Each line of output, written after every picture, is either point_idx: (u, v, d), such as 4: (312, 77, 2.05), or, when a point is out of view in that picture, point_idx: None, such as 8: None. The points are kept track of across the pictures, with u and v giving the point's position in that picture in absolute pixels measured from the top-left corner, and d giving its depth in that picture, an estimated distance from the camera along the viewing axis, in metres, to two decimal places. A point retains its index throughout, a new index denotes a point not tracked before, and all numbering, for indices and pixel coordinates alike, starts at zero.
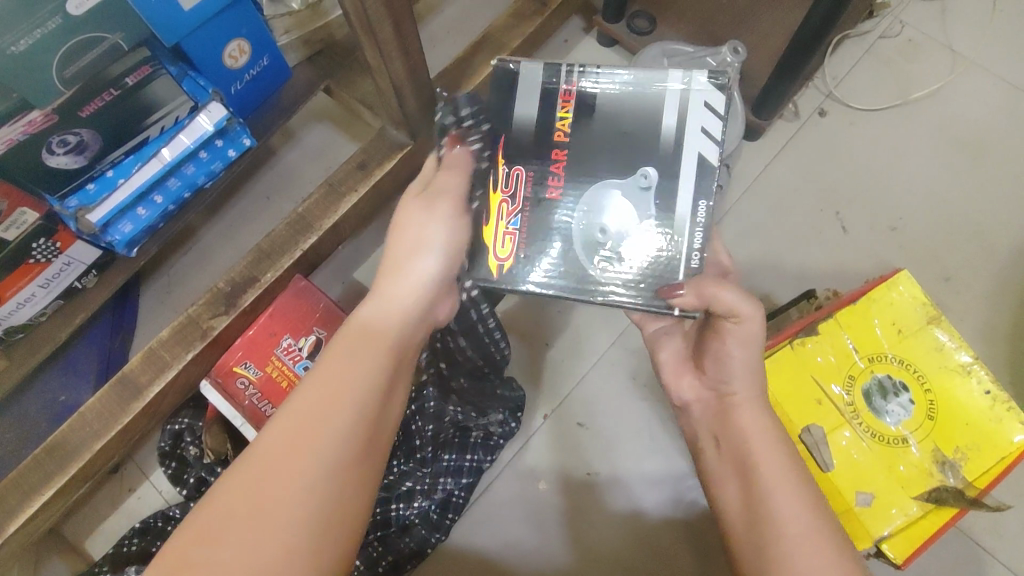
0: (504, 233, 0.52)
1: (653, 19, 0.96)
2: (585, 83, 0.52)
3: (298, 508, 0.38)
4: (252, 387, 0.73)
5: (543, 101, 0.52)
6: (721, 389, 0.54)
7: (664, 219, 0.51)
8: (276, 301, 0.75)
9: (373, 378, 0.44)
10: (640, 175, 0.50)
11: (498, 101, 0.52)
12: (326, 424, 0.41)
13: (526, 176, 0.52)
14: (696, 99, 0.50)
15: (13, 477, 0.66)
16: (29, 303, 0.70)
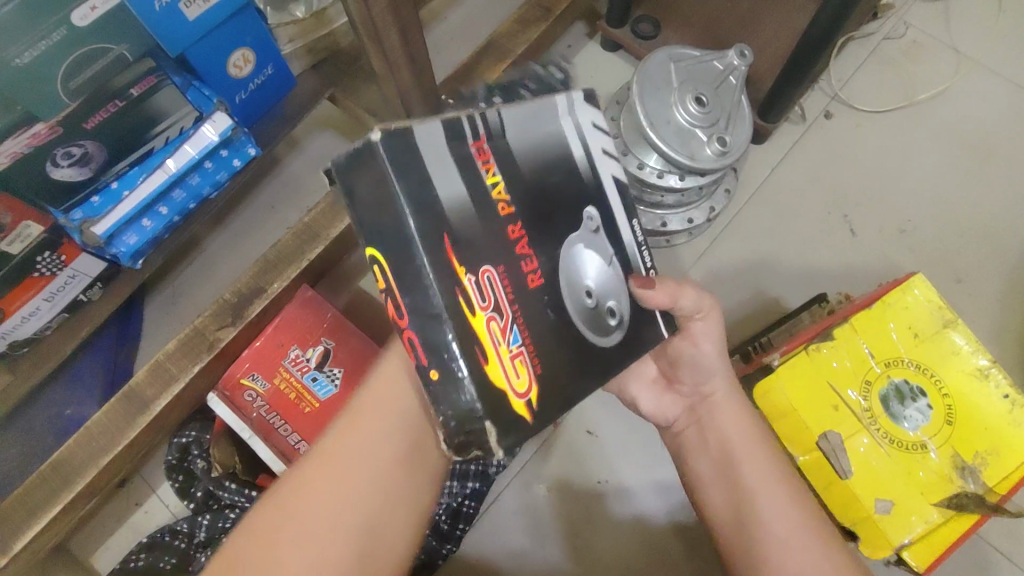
0: (506, 358, 0.36)
1: (657, 23, 0.96)
2: (492, 131, 0.39)
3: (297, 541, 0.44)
4: (260, 399, 0.72)
5: (463, 170, 0.37)
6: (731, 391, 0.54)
7: (625, 262, 0.43)
8: (283, 312, 0.74)
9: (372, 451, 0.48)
10: (592, 216, 0.41)
11: (395, 174, 0.35)
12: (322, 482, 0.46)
13: (487, 285, 0.36)
14: (588, 123, 0.42)
15: (18, 494, 0.65)
16: (34, 317, 0.69)
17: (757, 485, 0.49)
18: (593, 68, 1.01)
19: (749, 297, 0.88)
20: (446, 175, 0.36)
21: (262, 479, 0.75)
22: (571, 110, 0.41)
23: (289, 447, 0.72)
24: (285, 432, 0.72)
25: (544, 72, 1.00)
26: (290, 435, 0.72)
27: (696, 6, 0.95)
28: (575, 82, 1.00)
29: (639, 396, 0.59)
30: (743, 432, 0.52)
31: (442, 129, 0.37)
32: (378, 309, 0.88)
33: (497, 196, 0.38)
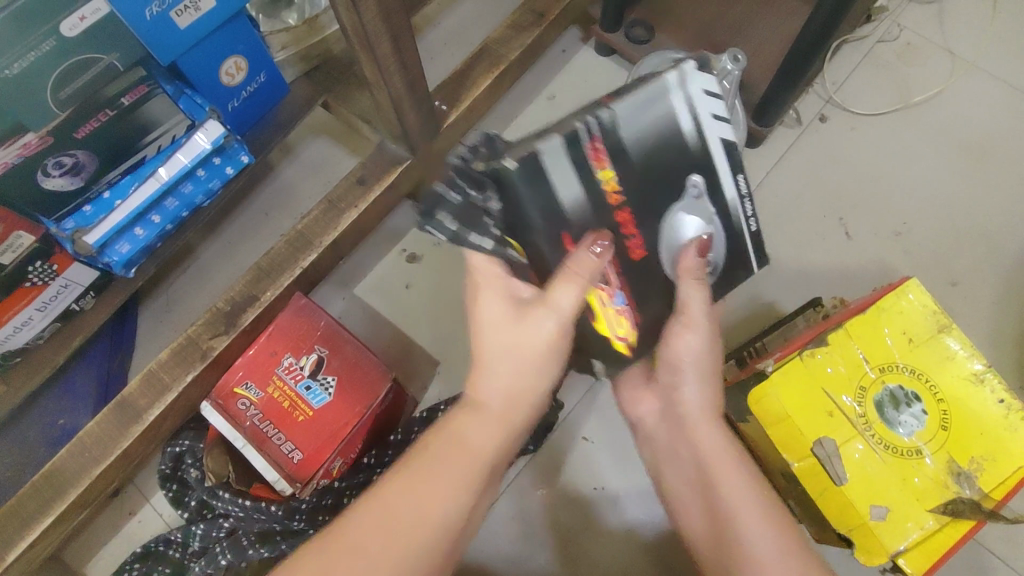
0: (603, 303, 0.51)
1: (651, 27, 0.96)
2: (605, 129, 0.45)
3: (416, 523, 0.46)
4: (254, 408, 0.72)
5: (579, 173, 0.45)
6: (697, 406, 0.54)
7: (724, 214, 0.50)
8: (277, 319, 0.73)
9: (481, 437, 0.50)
10: (694, 182, 0.48)
11: (524, 186, 0.44)
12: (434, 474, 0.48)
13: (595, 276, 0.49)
14: (699, 90, 0.46)
15: (11, 505, 0.65)
16: (26, 327, 0.69)
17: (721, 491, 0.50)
18: (587, 72, 1.00)
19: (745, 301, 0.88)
20: (569, 185, 0.45)
21: (257, 489, 0.72)
22: (683, 86, 0.46)
23: (283, 456, 0.71)
24: (279, 440, 0.72)
25: (539, 77, 1.00)
26: (284, 444, 0.71)
27: (690, 11, 0.95)
28: (570, 86, 0.99)
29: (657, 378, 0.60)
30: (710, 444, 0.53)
31: (563, 141, 0.44)
32: (373, 316, 0.88)
33: (606, 188, 0.46)
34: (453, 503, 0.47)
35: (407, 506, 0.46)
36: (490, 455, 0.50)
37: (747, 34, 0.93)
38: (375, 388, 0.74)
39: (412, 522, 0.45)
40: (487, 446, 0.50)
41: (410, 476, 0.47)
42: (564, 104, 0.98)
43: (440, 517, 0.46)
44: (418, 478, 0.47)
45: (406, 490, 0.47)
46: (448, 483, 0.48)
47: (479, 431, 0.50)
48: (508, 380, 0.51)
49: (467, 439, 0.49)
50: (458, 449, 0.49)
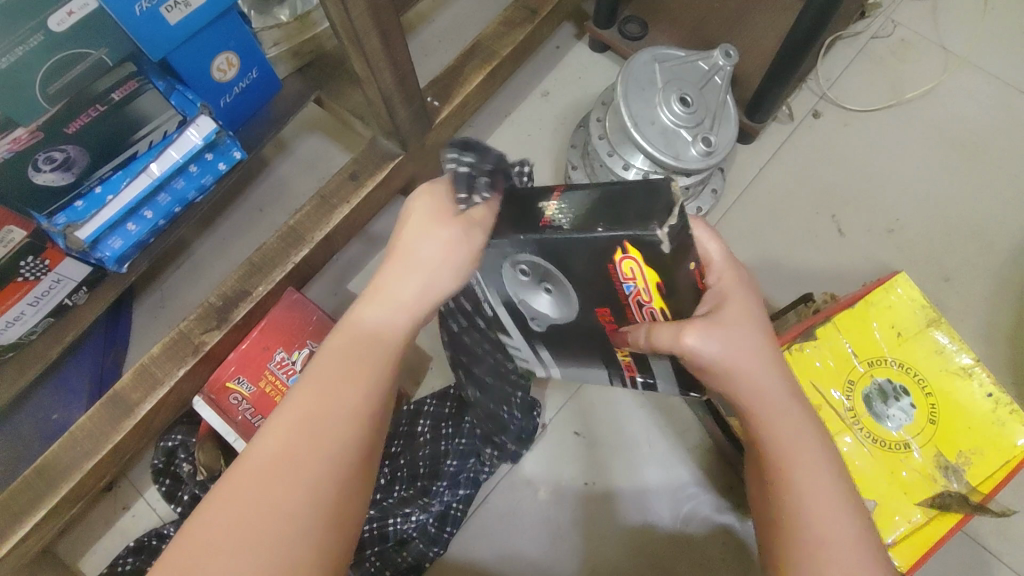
0: (632, 281, 0.42)
1: (645, 24, 0.97)
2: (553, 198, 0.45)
3: (288, 493, 0.36)
4: (245, 402, 0.73)
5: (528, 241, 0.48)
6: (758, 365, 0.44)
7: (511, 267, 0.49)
8: (269, 315, 0.74)
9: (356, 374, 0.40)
10: (536, 323, 0.55)
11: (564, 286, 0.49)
12: (311, 435, 0.37)
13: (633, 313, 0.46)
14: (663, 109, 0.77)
15: (3, 499, 0.65)
16: (18, 322, 0.69)
17: (787, 463, 0.42)
18: (582, 68, 1.01)
19: None
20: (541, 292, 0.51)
21: None
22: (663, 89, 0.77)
23: None
24: None
25: (532, 74, 1.00)
26: None
27: (685, 8, 0.96)
28: (564, 82, 1.00)
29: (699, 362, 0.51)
30: (776, 405, 0.43)
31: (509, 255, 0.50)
32: None
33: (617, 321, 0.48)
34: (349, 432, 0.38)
35: (286, 443, 0.37)
36: (385, 337, 0.42)
37: (739, 31, 0.93)
38: None
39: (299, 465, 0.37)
40: (388, 333, 0.42)
41: (294, 395, 0.39)
42: (557, 100, 0.99)
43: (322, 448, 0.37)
44: (305, 400, 0.39)
45: (294, 426, 0.38)
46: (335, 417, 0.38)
47: (382, 314, 0.43)
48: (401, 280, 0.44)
49: (364, 327, 0.42)
50: (344, 363, 0.40)
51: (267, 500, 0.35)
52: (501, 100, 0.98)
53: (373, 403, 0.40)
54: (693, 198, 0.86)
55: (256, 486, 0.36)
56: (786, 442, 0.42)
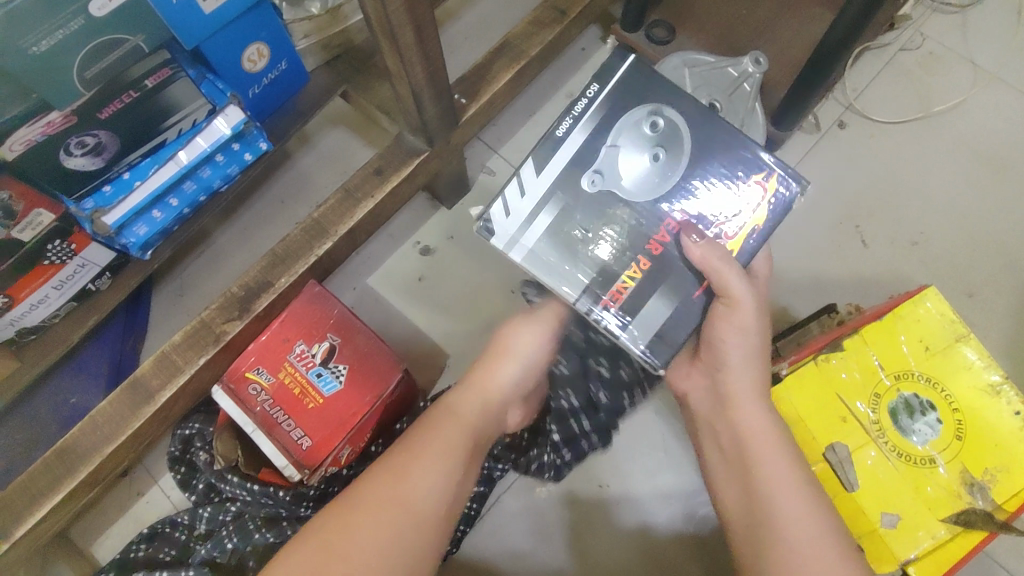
0: (741, 209, 0.55)
1: (672, 28, 0.97)
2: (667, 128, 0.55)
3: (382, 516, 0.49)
4: (265, 393, 0.72)
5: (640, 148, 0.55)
6: (745, 382, 0.58)
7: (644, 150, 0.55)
8: (290, 306, 0.73)
9: (439, 448, 0.55)
10: (590, 179, 0.54)
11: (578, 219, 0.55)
12: (406, 478, 0.52)
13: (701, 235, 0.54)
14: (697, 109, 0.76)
15: (22, 481, 0.66)
16: (42, 305, 0.70)
17: (763, 483, 0.54)
18: None
19: None
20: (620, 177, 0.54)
21: (265, 472, 0.72)
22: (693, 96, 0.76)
23: (292, 443, 0.70)
24: (288, 426, 0.70)
25: (557, 75, 1.00)
26: (293, 430, 0.70)
27: (712, 15, 0.96)
28: (588, 84, 1.00)
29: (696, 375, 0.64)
30: (755, 423, 0.57)
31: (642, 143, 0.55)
32: (384, 306, 0.88)
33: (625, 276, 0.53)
34: (445, 475, 0.53)
35: (407, 477, 0.52)
36: (476, 422, 0.59)
37: (766, 40, 0.93)
38: (385, 379, 0.72)
39: (395, 496, 0.51)
40: (472, 415, 0.59)
41: (398, 453, 0.54)
42: None
43: (427, 483, 0.52)
44: (414, 451, 0.54)
45: (401, 468, 0.52)
46: (429, 471, 0.53)
47: (469, 408, 0.60)
48: (498, 381, 0.63)
49: (457, 409, 0.59)
50: (438, 429, 0.56)
51: (381, 505, 0.50)
52: (525, 100, 0.98)
53: (456, 456, 0.55)
54: None
55: (379, 501, 0.50)
56: (765, 465, 0.55)
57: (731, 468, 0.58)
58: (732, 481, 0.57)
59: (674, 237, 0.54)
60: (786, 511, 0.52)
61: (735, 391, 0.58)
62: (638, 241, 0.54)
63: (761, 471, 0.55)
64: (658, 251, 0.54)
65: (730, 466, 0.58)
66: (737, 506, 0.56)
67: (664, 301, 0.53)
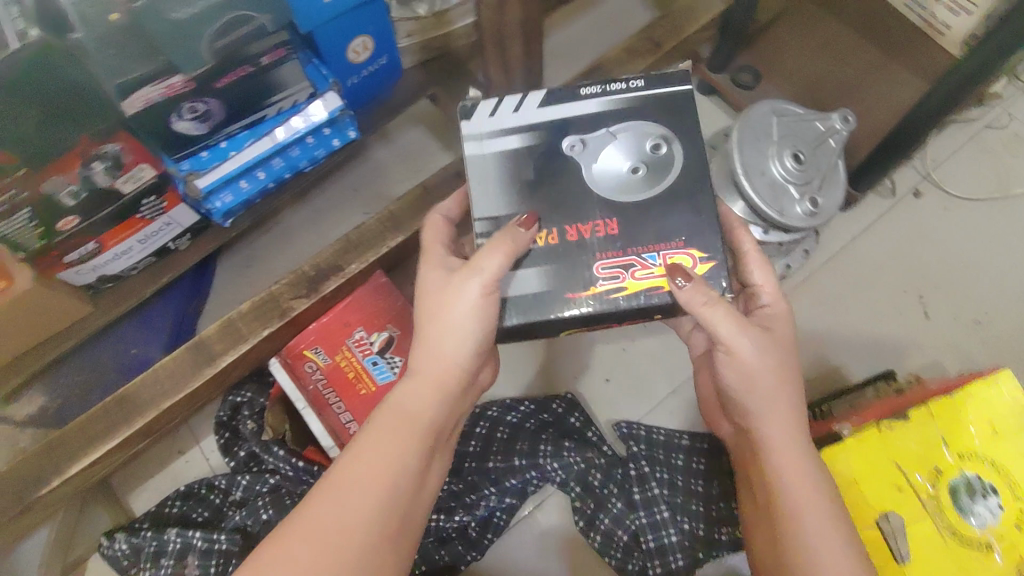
0: (666, 264, 0.51)
1: (758, 75, 0.99)
2: (664, 158, 0.52)
3: (340, 537, 0.44)
4: (319, 372, 0.73)
5: (630, 152, 0.52)
6: (779, 434, 0.52)
7: (630, 159, 0.52)
8: (356, 294, 0.76)
9: (393, 449, 0.49)
10: (570, 142, 0.53)
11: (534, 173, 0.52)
12: (364, 489, 0.46)
13: (616, 255, 0.51)
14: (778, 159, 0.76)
15: (79, 422, 0.68)
16: (125, 256, 0.72)
17: (803, 524, 0.49)
18: None
19: (810, 360, 0.87)
20: (595, 160, 0.52)
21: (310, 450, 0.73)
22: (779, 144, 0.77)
23: (340, 426, 0.71)
24: (338, 409, 0.72)
25: None
26: (343, 414, 0.72)
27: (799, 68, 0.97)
28: None
29: (713, 414, 0.63)
30: (789, 463, 0.51)
31: (639, 153, 0.52)
32: None
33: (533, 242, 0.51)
34: (399, 460, 0.48)
35: (354, 480, 0.47)
36: (434, 414, 0.51)
37: (851, 100, 0.94)
38: None
39: (356, 514, 0.45)
40: (428, 401, 0.51)
41: (346, 462, 0.48)
42: None
43: (378, 480, 0.47)
44: (359, 453, 0.48)
45: (354, 479, 0.47)
46: (386, 479, 0.47)
47: (415, 393, 0.51)
48: (443, 345, 0.51)
49: (407, 405, 0.51)
50: (395, 423, 0.50)
51: (339, 521, 0.45)
52: None
53: (416, 450, 0.49)
54: (784, 254, 0.85)
55: (324, 510, 0.45)
56: (798, 499, 0.50)
57: (761, 497, 0.53)
58: (761, 520, 0.53)
59: (590, 236, 0.51)
60: (823, 556, 0.48)
61: (766, 436, 0.53)
62: (563, 212, 0.52)
63: (802, 518, 0.49)
64: (570, 238, 0.51)
65: (762, 503, 0.53)
66: (767, 543, 0.52)
67: (541, 278, 0.51)
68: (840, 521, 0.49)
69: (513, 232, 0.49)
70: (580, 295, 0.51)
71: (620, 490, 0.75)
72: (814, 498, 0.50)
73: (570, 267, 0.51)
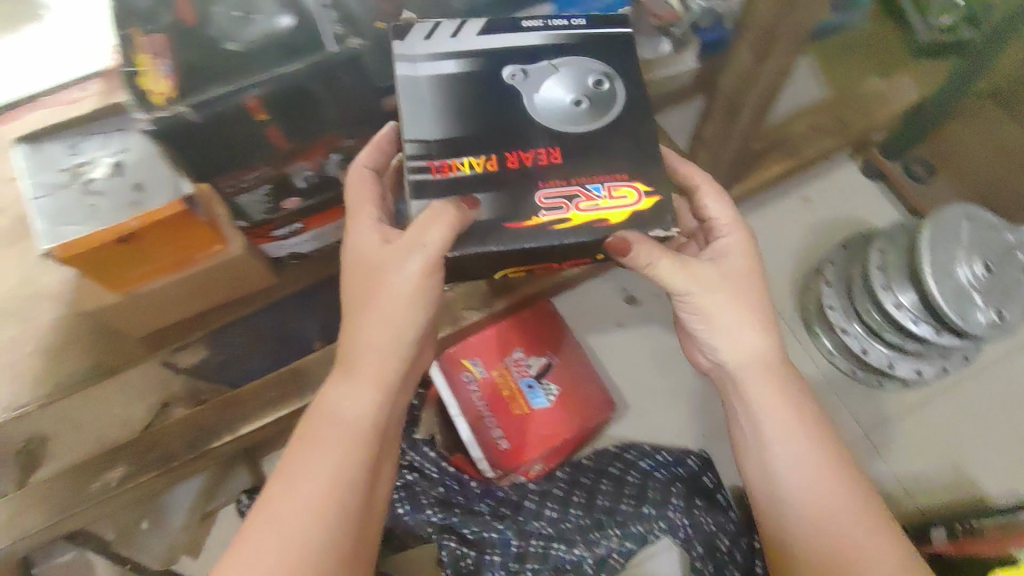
0: (611, 196, 0.50)
1: (931, 170, 0.98)
2: (599, 94, 0.52)
3: (297, 539, 0.49)
4: (475, 384, 0.75)
5: (596, 98, 0.52)
6: (753, 364, 0.56)
7: (573, 90, 0.51)
8: (520, 316, 0.79)
9: (316, 456, 0.52)
10: (512, 72, 0.52)
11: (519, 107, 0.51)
12: (282, 487, 0.51)
13: (558, 187, 0.49)
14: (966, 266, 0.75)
15: (255, 386, 0.72)
16: (319, 238, 0.76)
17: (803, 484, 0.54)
18: (849, 188, 1.01)
19: (946, 470, 0.84)
20: (571, 103, 0.51)
21: (458, 457, 0.74)
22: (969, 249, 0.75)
23: (491, 441, 0.73)
24: (490, 424, 0.74)
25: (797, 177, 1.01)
26: (494, 429, 0.74)
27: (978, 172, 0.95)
28: (825, 195, 1.00)
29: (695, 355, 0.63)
30: (779, 418, 0.56)
31: (611, 102, 0.52)
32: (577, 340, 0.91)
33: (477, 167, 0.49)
34: (336, 458, 0.52)
35: (302, 502, 0.51)
36: (367, 410, 0.54)
37: None
38: (594, 414, 0.75)
39: (293, 512, 0.50)
40: (369, 396, 0.54)
41: (276, 474, 0.52)
42: (814, 210, 0.99)
43: (334, 503, 0.51)
44: (304, 472, 0.52)
45: (284, 484, 0.51)
46: (317, 469, 0.52)
47: (352, 397, 0.54)
48: (382, 320, 0.52)
49: (345, 406, 0.54)
50: (331, 423, 0.54)
51: (302, 527, 0.50)
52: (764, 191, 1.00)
53: (354, 440, 0.54)
54: (943, 357, 0.85)
55: (265, 517, 0.50)
56: (797, 471, 0.55)
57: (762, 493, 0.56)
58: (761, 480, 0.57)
59: (536, 168, 0.50)
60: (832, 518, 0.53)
61: (741, 371, 0.57)
62: (505, 139, 0.50)
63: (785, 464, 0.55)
64: (512, 166, 0.50)
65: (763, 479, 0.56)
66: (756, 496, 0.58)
67: (491, 206, 0.49)
68: (837, 475, 0.54)
69: (458, 208, 0.48)
70: (520, 227, 0.48)
71: (744, 560, 0.74)
72: (809, 454, 0.55)
73: (526, 210, 0.49)
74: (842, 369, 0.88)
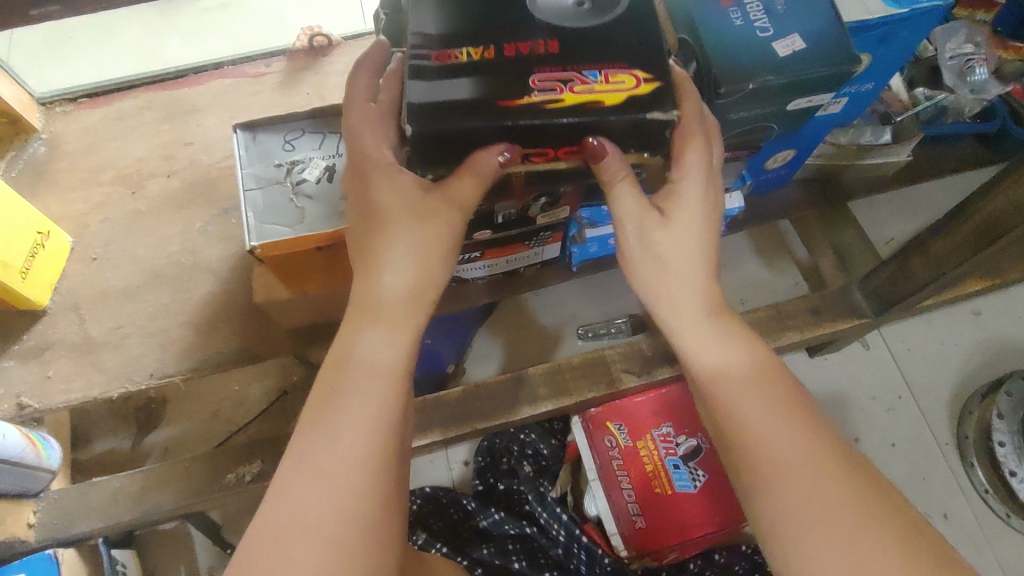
0: (608, 81, 0.44)
1: None
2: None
3: (338, 497, 0.43)
4: (617, 450, 0.73)
5: None
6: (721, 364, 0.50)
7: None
8: (673, 390, 0.74)
9: (358, 405, 0.46)
10: None
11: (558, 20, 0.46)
12: (319, 443, 0.44)
13: (553, 71, 0.44)
14: None
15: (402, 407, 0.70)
16: (485, 268, 0.71)
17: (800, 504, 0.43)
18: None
19: None
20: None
21: (590, 526, 0.74)
22: None
23: (626, 514, 0.72)
24: (627, 495, 0.72)
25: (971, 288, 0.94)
26: (630, 502, 0.72)
27: None
28: (1001, 312, 0.93)
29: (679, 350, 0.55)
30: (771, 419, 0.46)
31: None
32: None
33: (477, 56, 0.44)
34: (370, 404, 0.46)
35: (332, 459, 0.44)
36: (402, 350, 0.48)
37: None
38: (741, 511, 0.71)
39: (333, 467, 0.44)
40: (403, 338, 0.49)
41: (307, 430, 0.45)
42: (985, 327, 0.92)
43: (366, 453, 0.44)
44: (339, 420, 0.45)
45: (322, 437, 0.45)
46: (355, 419, 0.45)
47: (382, 339, 0.48)
48: (403, 250, 0.48)
49: (374, 348, 0.48)
50: (360, 371, 0.47)
51: (342, 483, 0.43)
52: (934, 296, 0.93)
53: (389, 388, 0.47)
54: None
55: (300, 475, 0.43)
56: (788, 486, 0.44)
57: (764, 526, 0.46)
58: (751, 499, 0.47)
59: (529, 55, 0.45)
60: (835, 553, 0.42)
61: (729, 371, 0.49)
62: (501, 29, 0.45)
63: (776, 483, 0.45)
64: (508, 56, 0.45)
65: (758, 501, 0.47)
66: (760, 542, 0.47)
67: (471, 88, 0.43)
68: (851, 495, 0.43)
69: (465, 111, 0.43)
70: (513, 105, 0.43)
71: None
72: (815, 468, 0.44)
73: (511, 92, 0.43)
74: (995, 512, 0.82)
